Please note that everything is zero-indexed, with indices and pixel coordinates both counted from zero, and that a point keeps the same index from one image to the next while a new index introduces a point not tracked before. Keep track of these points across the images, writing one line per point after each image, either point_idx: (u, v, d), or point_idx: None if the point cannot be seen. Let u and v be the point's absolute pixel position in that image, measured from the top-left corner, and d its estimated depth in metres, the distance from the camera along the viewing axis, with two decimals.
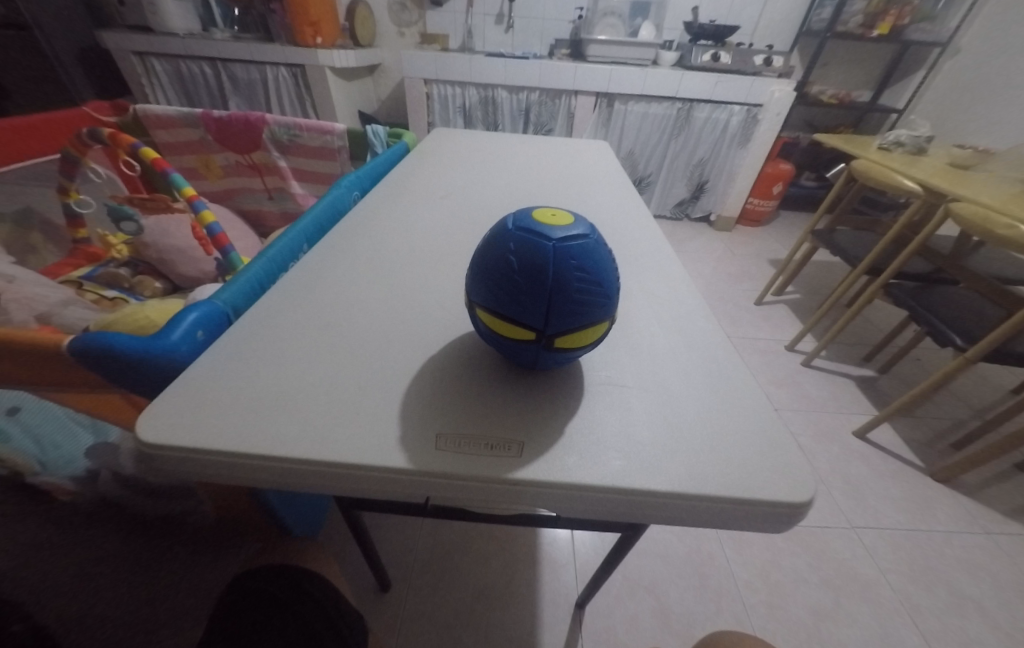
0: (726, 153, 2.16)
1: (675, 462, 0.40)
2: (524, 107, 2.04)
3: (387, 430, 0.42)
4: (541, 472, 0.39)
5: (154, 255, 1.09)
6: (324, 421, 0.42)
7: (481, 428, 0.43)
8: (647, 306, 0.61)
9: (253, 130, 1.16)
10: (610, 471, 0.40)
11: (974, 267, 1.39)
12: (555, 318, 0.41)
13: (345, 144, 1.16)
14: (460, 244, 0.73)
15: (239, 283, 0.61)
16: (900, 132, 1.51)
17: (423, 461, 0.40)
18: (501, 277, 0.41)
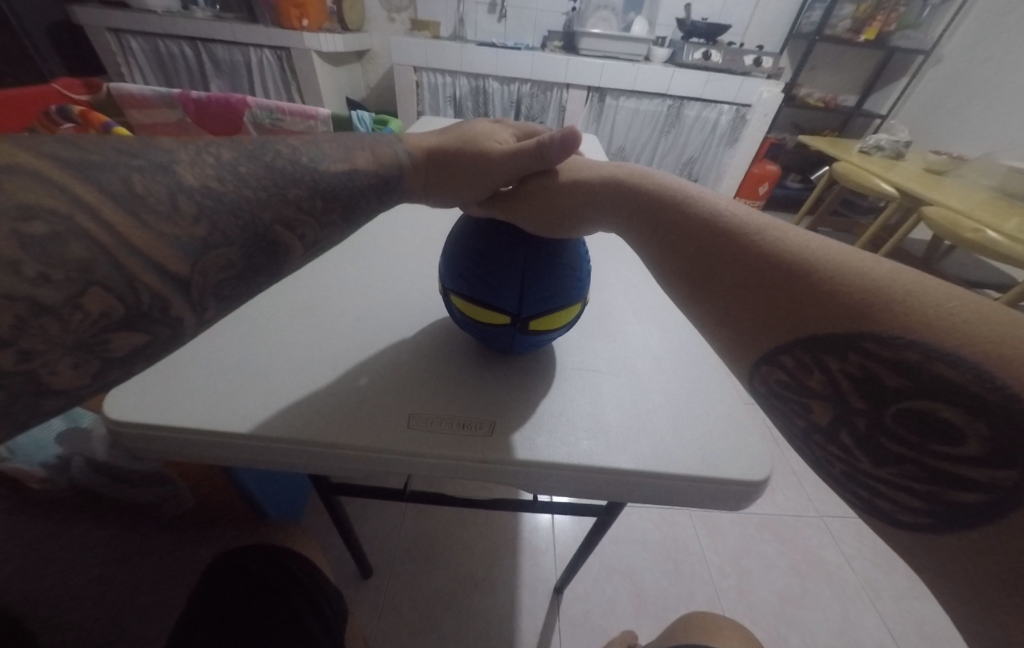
0: (715, 152, 2.15)
1: (638, 442, 0.41)
2: (515, 98, 2.01)
3: (361, 407, 0.42)
4: (508, 448, 0.40)
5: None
6: (289, 396, 0.42)
7: (452, 410, 0.43)
8: (624, 296, 0.62)
9: (233, 112, 1.14)
10: (574, 449, 0.40)
11: (945, 269, 1.44)
12: (528, 301, 0.44)
13: (329, 129, 1.14)
14: (440, 233, 0.73)
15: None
16: (880, 136, 1.45)
17: (376, 439, 0.40)
18: (474, 264, 0.44)
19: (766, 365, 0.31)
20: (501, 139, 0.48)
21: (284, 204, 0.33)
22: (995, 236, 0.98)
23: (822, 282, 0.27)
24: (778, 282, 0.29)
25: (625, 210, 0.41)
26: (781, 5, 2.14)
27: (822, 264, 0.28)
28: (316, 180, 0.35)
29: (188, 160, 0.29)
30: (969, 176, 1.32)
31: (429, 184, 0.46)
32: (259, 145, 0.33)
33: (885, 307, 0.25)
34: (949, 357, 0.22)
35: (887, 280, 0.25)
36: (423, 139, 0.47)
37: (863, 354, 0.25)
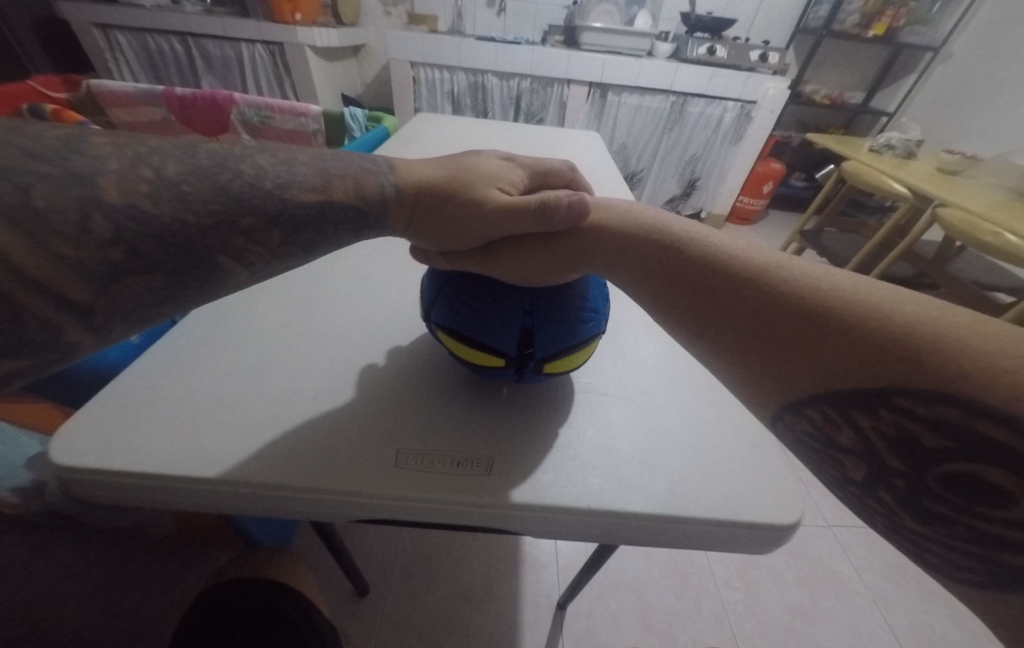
0: (718, 150, 2.11)
1: (651, 479, 0.38)
2: (515, 95, 1.97)
3: (351, 443, 0.39)
4: (513, 487, 0.37)
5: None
6: (269, 421, 0.40)
7: (443, 442, 0.40)
8: (631, 309, 0.59)
9: (220, 110, 1.10)
10: (580, 487, 0.37)
11: (957, 271, 1.40)
12: (542, 341, 0.40)
13: (320, 127, 1.12)
14: None
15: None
16: (892, 135, 1.41)
17: (359, 482, 0.36)
18: (469, 302, 0.40)
19: (790, 415, 0.28)
20: (506, 185, 0.44)
21: (231, 232, 0.31)
22: (1014, 240, 0.94)
23: (842, 327, 0.25)
24: (798, 343, 0.27)
25: (632, 266, 0.38)
26: None
27: (846, 312, 0.25)
28: (278, 208, 0.33)
29: (117, 172, 0.28)
30: (983, 175, 1.28)
31: (419, 220, 0.41)
32: (218, 162, 0.31)
33: (922, 358, 0.23)
34: (996, 414, 0.20)
35: (910, 317, 0.24)
36: (418, 170, 0.43)
37: (898, 412, 0.23)
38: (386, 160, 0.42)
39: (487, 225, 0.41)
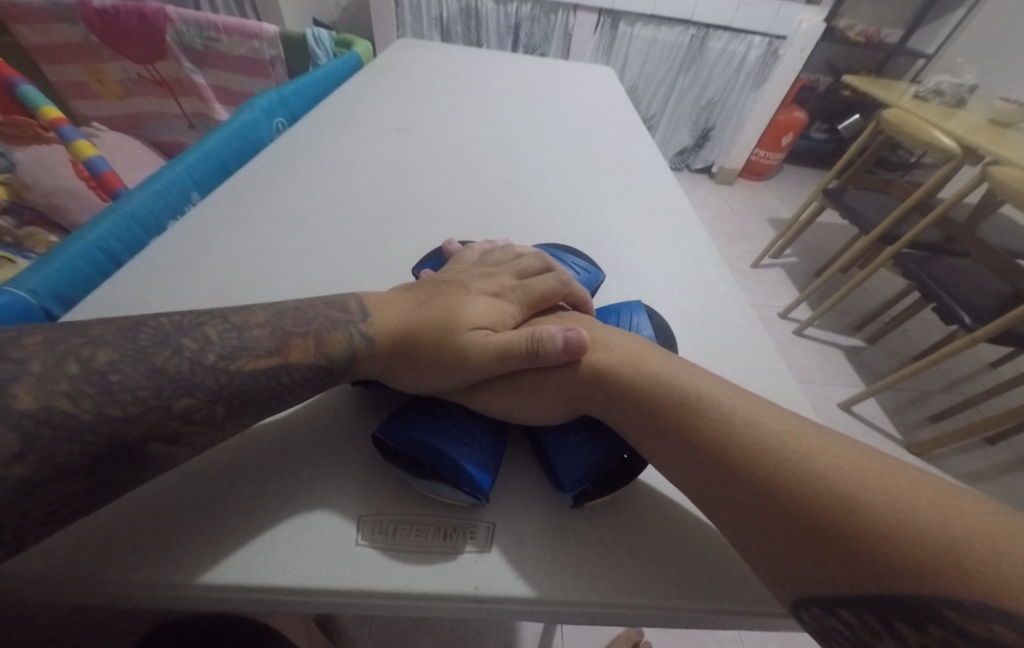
0: (737, 95, 1.92)
1: (680, 556, 0.31)
2: (513, 23, 1.73)
3: (298, 512, 0.31)
4: (512, 571, 0.30)
5: (39, 198, 0.87)
6: (196, 477, 0.32)
7: (426, 506, 0.32)
8: (661, 297, 0.51)
9: (151, 28, 0.91)
10: (589, 571, 0.30)
11: (989, 236, 1.31)
12: (564, 475, 0.32)
13: (279, 53, 0.96)
14: (418, 207, 0.60)
15: (111, 220, 0.49)
16: (941, 78, 1.26)
17: (309, 569, 0.28)
18: (417, 438, 0.32)
19: (815, 609, 0.23)
20: (493, 323, 0.36)
21: (165, 418, 0.25)
22: None
23: (850, 524, 0.22)
24: (828, 538, 0.22)
25: (633, 416, 0.31)
26: None
27: (882, 517, 0.22)
28: (220, 383, 0.27)
29: (39, 375, 0.22)
30: None
31: (397, 375, 0.35)
32: (158, 340, 0.27)
33: (969, 574, 0.19)
34: None
35: (952, 539, 0.20)
36: (388, 309, 0.36)
37: (943, 626, 0.19)
38: (357, 307, 0.35)
39: (465, 372, 0.34)
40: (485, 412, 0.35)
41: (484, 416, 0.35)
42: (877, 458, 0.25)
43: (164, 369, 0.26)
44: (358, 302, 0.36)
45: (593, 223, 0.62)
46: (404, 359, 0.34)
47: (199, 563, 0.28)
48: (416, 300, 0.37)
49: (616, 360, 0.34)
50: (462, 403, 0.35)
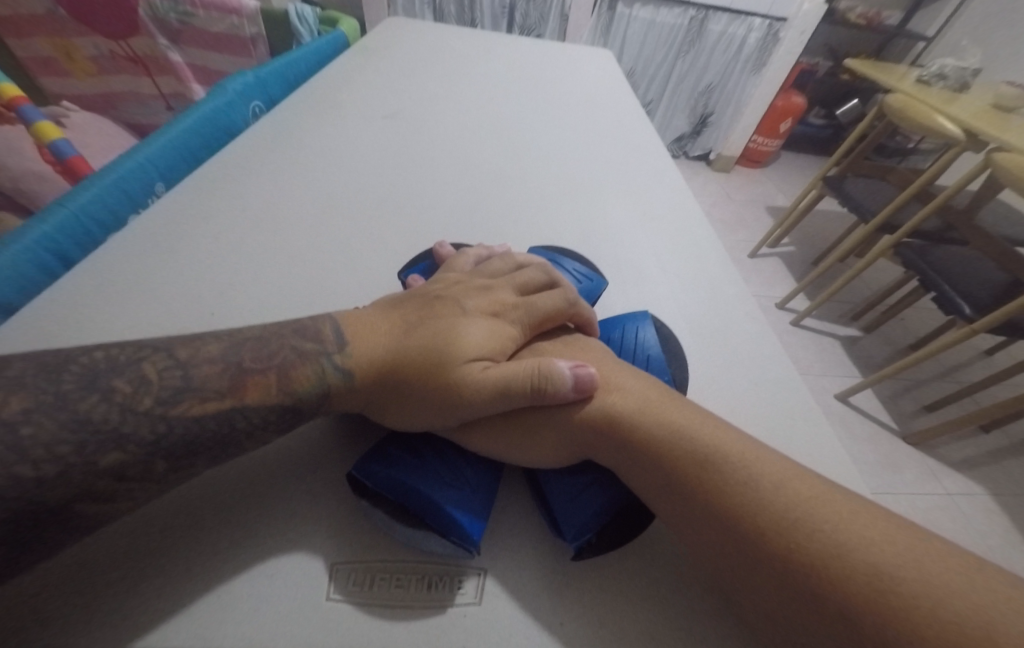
0: (736, 79, 1.88)
1: (683, 606, 0.30)
2: (507, 3, 1.67)
3: (270, 563, 0.29)
4: (505, 627, 0.28)
5: (7, 183, 0.83)
6: (160, 525, 0.29)
7: (412, 553, 0.30)
8: (662, 299, 0.50)
9: (121, 4, 0.87)
10: (579, 623, 0.28)
11: (988, 225, 1.29)
12: (563, 523, 0.30)
13: (259, 31, 0.91)
14: (405, 202, 0.58)
15: (59, 215, 0.45)
16: (945, 61, 1.23)
17: (285, 632, 0.27)
18: (402, 482, 0.30)
19: None
20: (491, 354, 0.33)
21: (90, 476, 0.22)
22: None
23: (867, 601, 0.22)
24: (848, 615, 0.22)
25: (640, 463, 0.30)
26: None
27: (901, 594, 0.22)
28: (159, 433, 0.24)
29: None
30: None
31: (383, 408, 0.33)
32: (84, 386, 0.24)
33: None
34: None
35: (971, 616, 0.20)
36: (368, 335, 0.33)
37: None
38: (339, 335, 0.32)
39: (461, 410, 0.31)
40: (479, 451, 0.33)
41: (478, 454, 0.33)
42: (880, 518, 0.25)
43: (89, 417, 0.23)
44: (337, 328, 0.33)
45: (591, 219, 0.60)
46: (394, 395, 0.32)
47: (166, 626, 0.26)
48: (404, 326, 0.34)
49: (622, 400, 0.32)
50: (454, 441, 0.33)
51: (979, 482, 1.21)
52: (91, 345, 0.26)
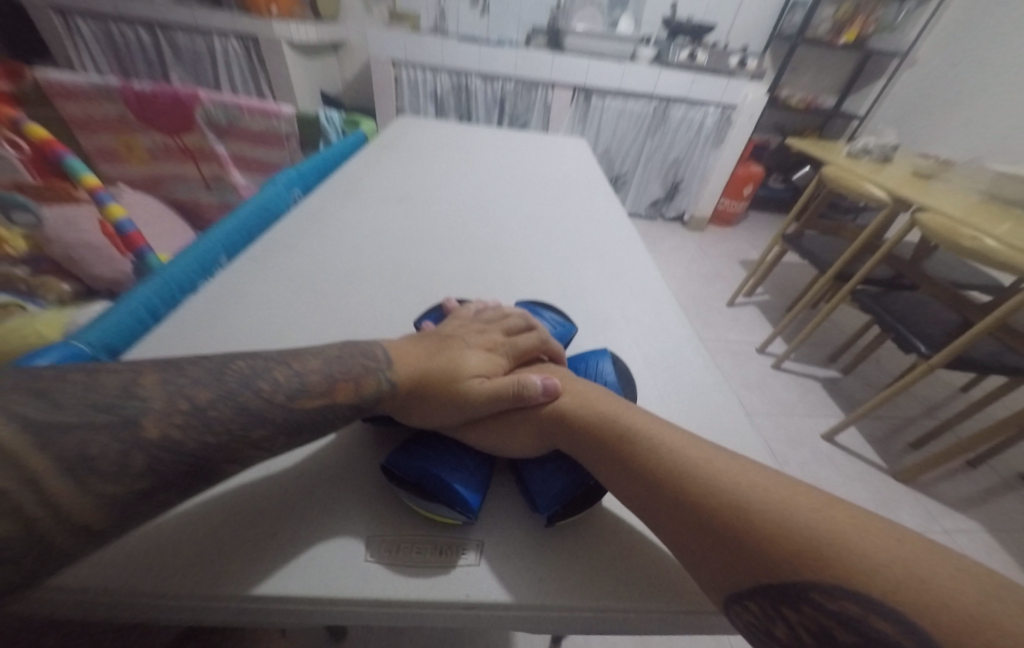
0: (700, 153, 2.15)
1: (638, 563, 0.38)
2: (498, 97, 1.95)
3: (325, 535, 0.37)
4: (500, 581, 0.36)
5: (58, 252, 0.92)
6: (244, 508, 0.37)
7: (425, 528, 0.38)
8: (631, 339, 0.61)
9: (182, 109, 1.05)
10: (565, 577, 0.36)
11: (933, 272, 1.45)
12: (540, 497, 0.39)
13: (293, 130, 1.10)
14: (416, 267, 0.70)
15: (155, 283, 0.56)
16: (868, 139, 1.46)
17: (336, 585, 0.34)
18: (420, 466, 0.38)
19: (736, 604, 0.30)
20: (488, 372, 0.44)
21: (242, 446, 0.32)
22: (992, 245, 0.96)
23: (755, 534, 0.30)
24: (743, 547, 0.30)
25: (591, 450, 0.38)
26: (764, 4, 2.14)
27: (777, 528, 0.29)
28: (288, 418, 0.34)
29: (160, 409, 0.29)
30: (959, 179, 1.34)
31: (410, 415, 0.42)
32: (242, 383, 0.33)
33: (832, 566, 0.27)
34: (884, 609, 0.25)
35: (826, 538, 0.28)
36: (408, 358, 0.43)
37: (815, 605, 0.27)
38: (381, 355, 0.42)
39: (468, 411, 0.41)
40: (476, 448, 0.42)
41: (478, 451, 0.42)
42: (777, 477, 0.32)
43: (245, 406, 0.32)
44: (377, 349, 0.42)
45: (571, 279, 0.72)
46: (416, 404, 0.41)
47: (248, 578, 0.33)
48: (424, 352, 0.44)
49: (584, 402, 0.41)
50: (457, 440, 0.42)
51: (975, 517, 1.23)
52: (235, 354, 0.35)
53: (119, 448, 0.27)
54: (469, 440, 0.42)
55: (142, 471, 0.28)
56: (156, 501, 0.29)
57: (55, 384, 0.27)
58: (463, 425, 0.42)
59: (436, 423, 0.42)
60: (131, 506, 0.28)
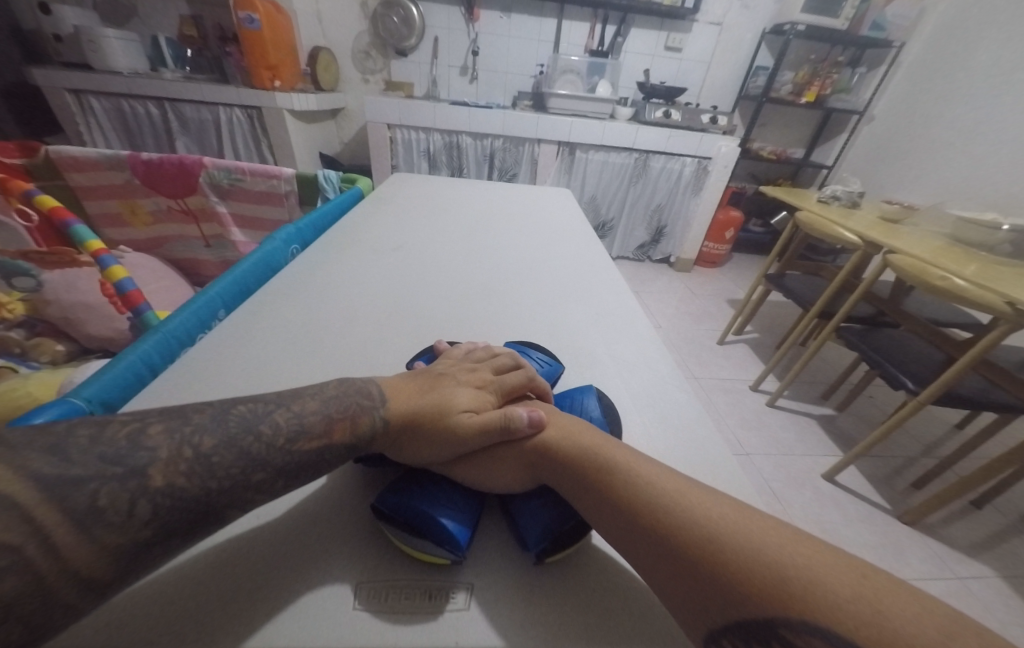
0: (681, 200, 2.26)
1: (629, 606, 0.37)
2: (488, 153, 2.07)
3: (316, 581, 0.36)
4: (490, 629, 0.34)
5: (55, 313, 0.93)
6: (233, 560, 0.37)
7: (413, 570, 0.38)
8: (617, 377, 0.62)
9: (187, 174, 1.11)
10: (559, 621, 0.35)
11: (911, 309, 1.49)
12: (528, 533, 0.39)
13: (293, 188, 1.14)
14: (407, 311, 0.72)
15: (153, 338, 0.57)
16: (835, 187, 1.56)
17: (325, 633, 0.33)
18: (409, 503, 0.39)
19: (708, 640, 0.32)
20: (476, 407, 0.45)
21: (244, 489, 0.34)
22: (961, 283, 1.01)
23: (728, 571, 0.32)
24: (716, 584, 0.32)
25: (573, 484, 0.40)
26: (729, 70, 2.35)
27: (749, 564, 0.31)
28: (286, 461, 0.36)
29: (165, 458, 0.31)
30: (922, 223, 1.43)
31: (400, 449, 0.43)
32: (245, 425, 0.35)
33: (797, 601, 0.29)
34: (837, 641, 0.28)
35: (791, 573, 0.31)
36: (402, 395, 0.44)
37: (780, 639, 0.29)
38: (377, 390, 0.43)
39: (455, 445, 0.43)
40: (463, 484, 0.43)
41: (464, 486, 0.43)
42: (746, 514, 0.35)
43: (248, 450, 0.35)
44: (372, 383, 0.44)
45: (558, 320, 0.74)
46: (405, 439, 0.43)
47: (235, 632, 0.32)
48: (416, 387, 0.46)
49: (567, 436, 0.43)
50: (444, 475, 0.43)
51: (987, 562, 1.19)
52: (236, 398, 0.37)
53: (126, 498, 0.29)
54: (456, 474, 0.43)
55: (147, 520, 0.30)
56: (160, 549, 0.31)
57: (67, 438, 0.30)
58: (451, 459, 0.43)
59: (423, 458, 0.43)
60: (138, 553, 0.30)
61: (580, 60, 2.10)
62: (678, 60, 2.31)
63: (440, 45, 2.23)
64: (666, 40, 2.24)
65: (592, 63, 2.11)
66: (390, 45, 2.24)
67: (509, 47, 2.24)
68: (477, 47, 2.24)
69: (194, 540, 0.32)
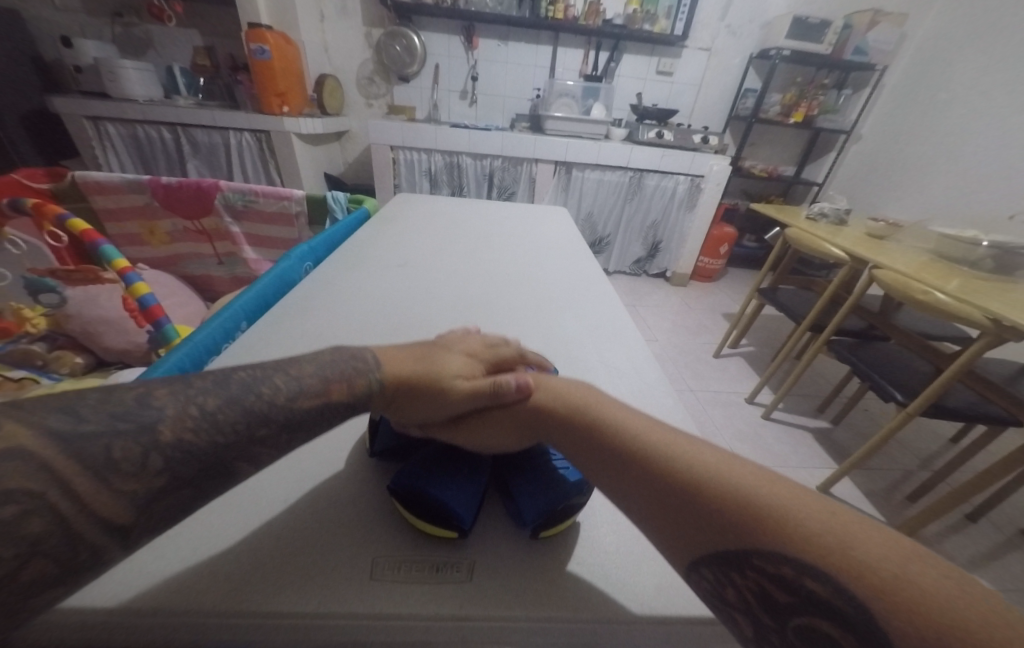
0: (676, 216, 2.32)
1: (625, 583, 0.39)
2: (487, 172, 2.14)
3: (334, 556, 0.39)
4: (493, 599, 0.37)
5: (77, 327, 0.97)
6: (257, 538, 0.39)
7: (422, 546, 0.40)
8: (608, 386, 0.65)
9: (204, 196, 1.16)
10: (558, 594, 0.38)
11: (902, 323, 1.52)
12: (525, 506, 0.41)
13: (303, 209, 1.20)
14: (409, 323, 0.76)
15: (186, 347, 0.61)
16: (823, 204, 1.61)
17: (343, 600, 0.36)
18: (416, 483, 0.41)
19: (696, 573, 0.35)
20: (467, 374, 0.49)
21: (248, 445, 0.36)
22: (941, 297, 1.04)
23: (712, 504, 0.34)
24: (700, 519, 0.35)
25: (568, 438, 0.44)
26: (719, 91, 2.43)
27: (729, 497, 0.34)
28: (285, 416, 0.37)
29: (172, 415, 0.33)
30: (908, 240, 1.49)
31: (398, 410, 0.46)
32: (245, 387, 0.37)
33: (770, 531, 0.32)
34: (814, 572, 0.30)
35: (768, 506, 0.33)
36: (396, 361, 0.47)
37: (759, 571, 0.32)
38: (372, 355, 0.46)
39: (452, 408, 0.47)
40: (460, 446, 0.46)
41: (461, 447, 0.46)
42: (730, 459, 0.37)
43: (251, 409, 0.36)
44: (369, 350, 0.47)
45: (554, 333, 0.77)
46: (402, 400, 0.45)
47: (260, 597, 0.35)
48: (410, 355, 0.49)
49: (554, 395, 0.47)
50: (444, 437, 0.46)
51: (982, 575, 1.19)
52: (235, 365, 0.38)
53: (138, 451, 0.31)
54: (456, 436, 0.46)
55: (160, 470, 0.32)
56: (174, 500, 0.33)
57: (82, 397, 0.32)
58: (451, 423, 0.47)
59: (423, 421, 0.47)
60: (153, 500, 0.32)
61: (575, 84, 2.18)
62: (670, 83, 2.39)
63: (441, 70, 2.32)
64: (657, 64, 2.32)
65: (587, 87, 2.19)
66: (393, 72, 2.33)
67: (506, 73, 2.33)
68: (476, 72, 2.33)
69: (205, 493, 0.34)
